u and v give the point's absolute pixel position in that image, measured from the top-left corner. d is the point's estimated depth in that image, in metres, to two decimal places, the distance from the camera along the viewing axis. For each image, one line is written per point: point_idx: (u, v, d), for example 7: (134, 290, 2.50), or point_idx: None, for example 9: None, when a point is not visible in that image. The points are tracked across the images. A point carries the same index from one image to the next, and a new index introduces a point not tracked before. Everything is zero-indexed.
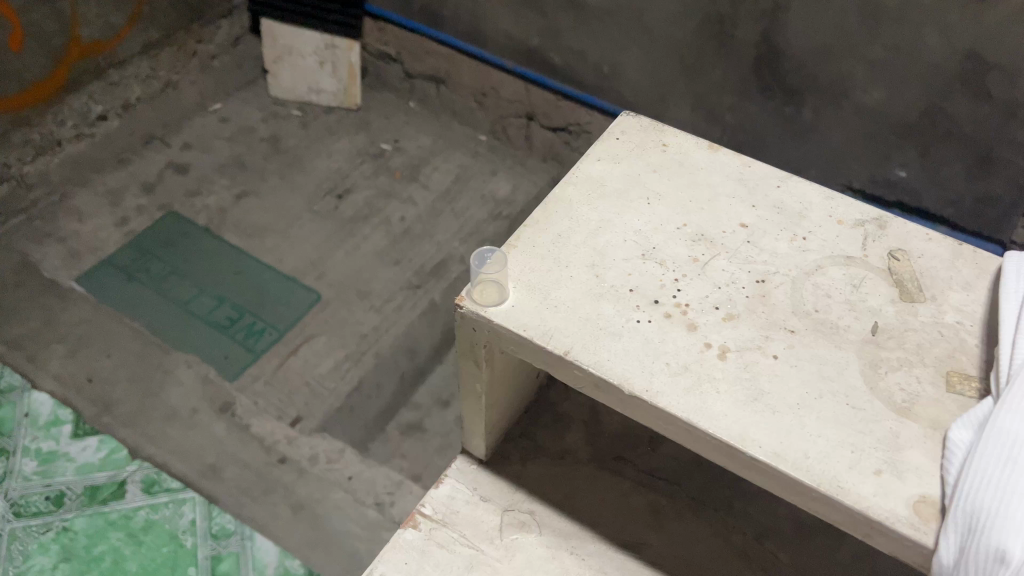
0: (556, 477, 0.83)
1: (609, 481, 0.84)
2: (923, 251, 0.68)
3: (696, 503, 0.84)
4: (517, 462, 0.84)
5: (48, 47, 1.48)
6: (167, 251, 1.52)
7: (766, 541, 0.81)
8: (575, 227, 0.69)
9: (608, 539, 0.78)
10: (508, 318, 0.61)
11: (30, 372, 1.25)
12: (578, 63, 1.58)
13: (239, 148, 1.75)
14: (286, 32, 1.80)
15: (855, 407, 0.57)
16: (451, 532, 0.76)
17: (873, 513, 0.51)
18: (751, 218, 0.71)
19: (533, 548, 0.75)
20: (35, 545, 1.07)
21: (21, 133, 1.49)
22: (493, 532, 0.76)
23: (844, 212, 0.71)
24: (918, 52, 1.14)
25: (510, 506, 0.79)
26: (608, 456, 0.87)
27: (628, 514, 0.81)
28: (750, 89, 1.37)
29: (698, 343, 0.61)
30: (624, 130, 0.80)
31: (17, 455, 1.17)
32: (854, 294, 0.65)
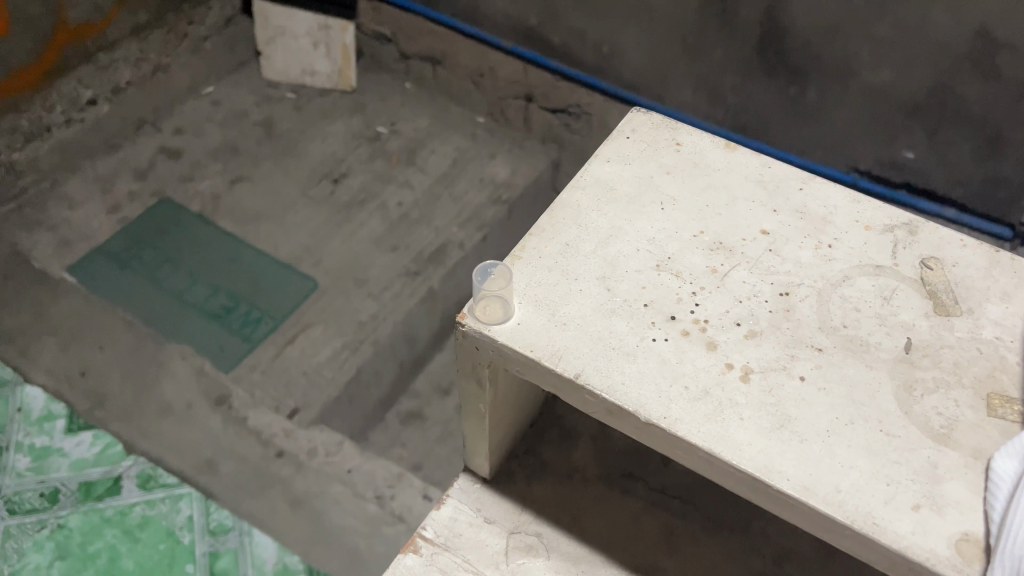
0: (564, 498, 0.81)
1: (619, 502, 0.82)
2: (957, 259, 0.66)
3: (712, 523, 0.82)
4: (522, 481, 0.82)
5: (35, 31, 1.46)
6: (160, 239, 1.49)
7: (785, 563, 0.79)
8: (585, 235, 0.67)
9: (623, 564, 0.76)
10: (513, 337, 0.59)
11: (22, 365, 1.23)
12: (577, 42, 1.55)
13: (232, 132, 1.72)
14: (277, 13, 1.76)
15: (888, 433, 0.55)
16: (454, 558, 0.74)
17: (913, 553, 0.49)
18: (771, 224, 0.68)
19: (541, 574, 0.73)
20: (29, 544, 1.06)
21: (10, 119, 1.47)
22: (498, 557, 0.74)
23: (871, 217, 0.69)
24: (926, 30, 1.12)
25: (516, 528, 0.77)
26: (618, 473, 0.86)
27: (641, 537, 0.79)
28: (753, 68, 1.34)
29: (719, 364, 0.58)
30: (635, 127, 0.77)
31: (10, 451, 1.15)
32: (885, 307, 0.63)
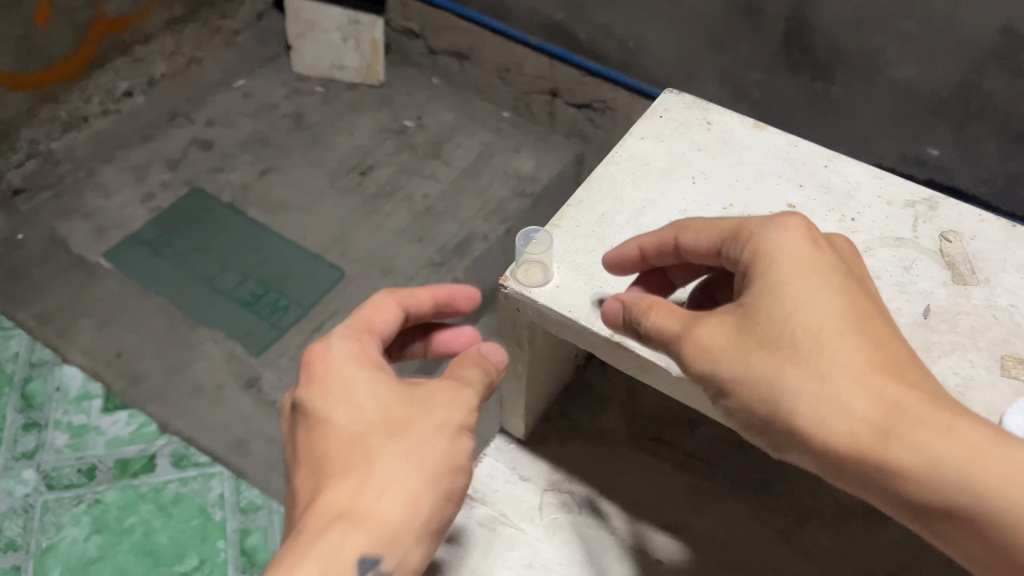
0: (593, 459, 0.84)
1: (645, 464, 0.84)
2: (975, 232, 0.68)
3: (737, 486, 0.83)
4: (554, 442, 0.86)
5: (74, 23, 1.48)
6: (192, 227, 1.53)
7: (808, 526, 0.79)
8: (619, 206, 0.69)
9: (651, 522, 0.78)
10: (552, 299, 0.62)
11: (60, 346, 1.27)
12: (603, 38, 1.56)
13: (262, 123, 1.75)
14: (310, 7, 1.80)
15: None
16: (490, 511, 0.78)
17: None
18: (797, 198, 0.70)
19: (575, 528, 0.77)
20: (67, 517, 1.09)
21: (49, 109, 1.51)
22: (532, 511, 0.78)
23: (893, 193, 0.71)
24: (952, 26, 1.12)
25: (550, 486, 0.81)
26: (646, 437, 0.88)
27: (668, 496, 0.81)
28: (778, 64, 1.35)
29: None
30: (668, 107, 0.79)
31: (49, 428, 1.18)
32: (906, 277, 0.64)
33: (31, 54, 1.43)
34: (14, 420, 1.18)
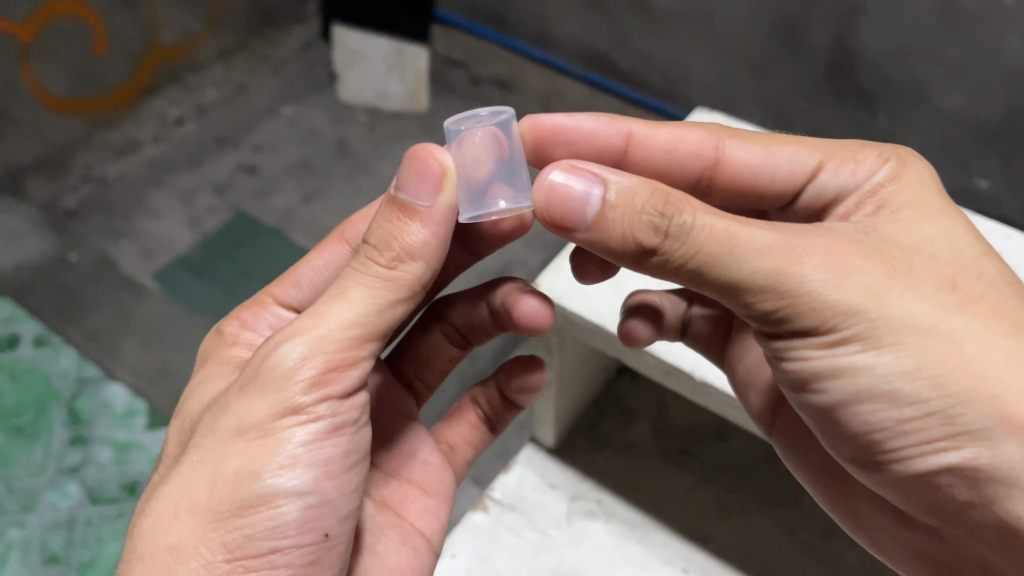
0: (624, 467, 0.99)
1: (673, 475, 0.99)
2: (998, 248, 0.80)
3: (759, 499, 0.97)
4: (585, 452, 1.00)
5: (130, 55, 1.57)
6: (237, 250, 1.55)
7: (829, 537, 0.94)
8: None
9: (679, 531, 0.93)
10: (583, 306, 0.75)
11: (108, 363, 1.30)
12: (645, 67, 1.57)
13: (307, 150, 1.76)
14: (355, 39, 1.84)
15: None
16: (520, 517, 0.94)
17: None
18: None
19: (598, 536, 0.92)
20: (109, 531, 1.11)
21: (103, 134, 1.63)
22: (561, 519, 0.93)
23: None
24: (999, 54, 1.11)
25: (577, 495, 0.96)
26: (674, 450, 1.02)
27: (696, 508, 0.96)
28: (822, 92, 1.35)
29: None
30: None
31: (94, 443, 1.20)
32: None
33: (90, 83, 1.53)
34: (61, 435, 1.21)
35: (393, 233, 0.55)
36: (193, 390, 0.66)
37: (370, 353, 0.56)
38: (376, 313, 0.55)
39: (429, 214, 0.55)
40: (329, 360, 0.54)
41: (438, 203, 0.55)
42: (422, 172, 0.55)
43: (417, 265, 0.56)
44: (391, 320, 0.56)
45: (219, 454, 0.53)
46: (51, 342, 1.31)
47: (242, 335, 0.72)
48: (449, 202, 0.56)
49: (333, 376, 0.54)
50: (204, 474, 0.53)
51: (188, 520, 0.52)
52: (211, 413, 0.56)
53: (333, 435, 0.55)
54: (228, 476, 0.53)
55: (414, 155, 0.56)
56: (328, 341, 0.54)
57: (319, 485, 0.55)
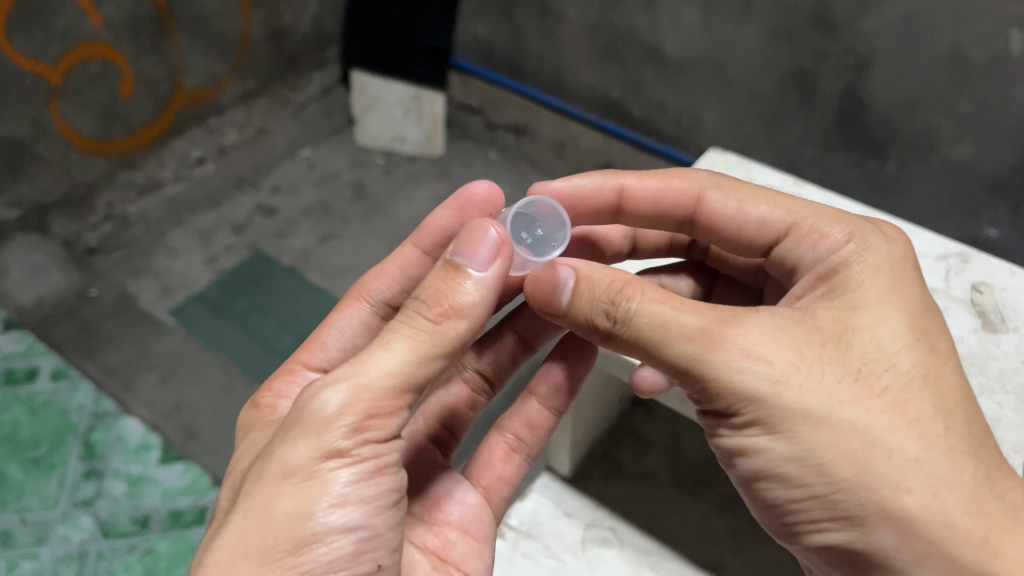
0: (636, 497, 0.94)
1: (688, 503, 0.94)
2: (1006, 285, 0.80)
3: None
4: (599, 481, 0.95)
5: (155, 95, 1.57)
6: (253, 288, 1.58)
7: None
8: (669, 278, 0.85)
9: (691, 559, 0.86)
10: None
11: (124, 398, 1.31)
12: (658, 115, 1.60)
13: (324, 192, 1.82)
14: (374, 84, 1.90)
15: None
16: (536, 543, 0.87)
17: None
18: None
19: (614, 563, 0.85)
20: (120, 564, 1.12)
21: (126, 174, 1.60)
22: (576, 545, 0.87)
23: (926, 247, 0.83)
24: (1009, 107, 1.13)
25: (592, 522, 0.90)
26: (688, 480, 0.98)
27: (710, 536, 0.90)
28: (832, 143, 1.37)
29: None
30: (712, 165, 0.92)
31: (107, 477, 1.21)
32: None
33: (114, 122, 1.52)
34: (76, 468, 1.22)
35: (445, 292, 0.58)
36: (241, 454, 0.65)
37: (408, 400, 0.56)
38: (417, 366, 0.56)
39: (479, 284, 0.58)
40: (370, 408, 0.54)
41: (489, 284, 0.59)
42: (482, 240, 0.59)
43: (459, 325, 0.57)
44: (427, 379, 0.57)
45: (264, 505, 0.52)
46: (69, 376, 1.33)
47: (278, 402, 0.71)
48: (499, 274, 0.59)
49: (374, 421, 0.55)
50: (256, 520, 0.52)
51: (243, 565, 0.51)
52: (258, 462, 0.56)
53: (375, 474, 0.55)
54: (280, 520, 0.52)
55: (475, 227, 0.59)
56: (370, 389, 0.54)
57: (369, 520, 0.55)
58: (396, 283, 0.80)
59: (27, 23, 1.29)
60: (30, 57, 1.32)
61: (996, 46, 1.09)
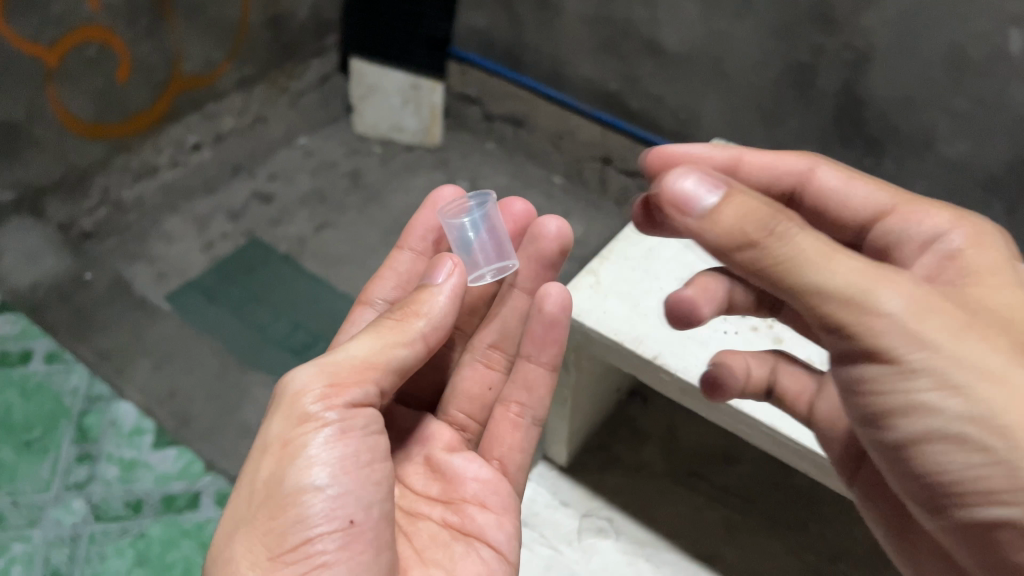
0: None
1: None
2: None
3: None
4: None
5: (153, 79, 1.56)
6: (247, 275, 1.58)
7: None
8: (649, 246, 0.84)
9: None
10: (600, 321, 0.82)
11: (117, 383, 1.31)
12: (656, 108, 1.60)
13: (321, 181, 1.82)
14: (371, 71, 1.89)
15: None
16: None
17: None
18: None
19: None
20: (112, 549, 1.11)
21: (122, 158, 1.59)
22: None
23: None
24: (1005, 105, 1.13)
25: None
26: None
27: None
28: (830, 139, 1.37)
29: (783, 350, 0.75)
30: None
31: (100, 461, 1.21)
32: None
33: (111, 106, 1.52)
34: (69, 452, 1.21)
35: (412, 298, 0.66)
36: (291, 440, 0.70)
37: (374, 382, 0.62)
38: (381, 349, 0.63)
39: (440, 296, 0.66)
40: (331, 378, 0.61)
41: (448, 296, 0.67)
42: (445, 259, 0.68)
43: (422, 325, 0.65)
44: (395, 360, 0.63)
45: (250, 480, 0.60)
46: (62, 359, 1.33)
47: None
48: (463, 279, 0.67)
49: (336, 390, 0.60)
50: (246, 492, 0.60)
51: (239, 529, 0.58)
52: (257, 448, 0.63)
53: (344, 438, 0.60)
54: (260, 486, 0.59)
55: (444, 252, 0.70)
56: (333, 364, 0.61)
57: (338, 479, 0.59)
58: (391, 281, 0.85)
59: (23, 5, 1.28)
60: (28, 41, 1.32)
61: (994, 44, 1.09)
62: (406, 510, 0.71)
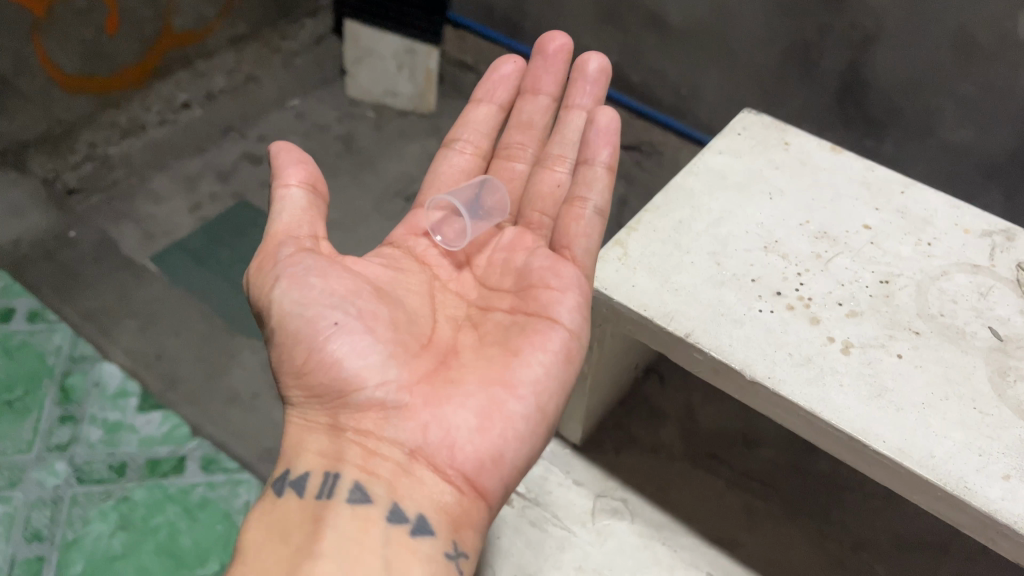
0: (650, 470, 0.94)
1: (703, 479, 0.94)
2: None
3: (786, 506, 0.93)
4: (611, 452, 0.96)
5: (142, 34, 1.52)
6: (236, 238, 1.54)
7: (862, 552, 0.89)
8: (696, 215, 0.77)
9: (703, 536, 0.88)
10: (631, 296, 0.70)
11: (102, 343, 1.29)
12: (656, 82, 1.58)
13: (312, 144, 1.78)
14: (367, 34, 1.84)
15: (984, 458, 0.59)
16: (544, 512, 0.90)
17: (1002, 516, 0.56)
18: (874, 221, 0.78)
19: (625, 536, 0.87)
20: (94, 512, 1.09)
21: (109, 114, 1.55)
22: (585, 516, 0.89)
23: (968, 222, 0.78)
24: (1010, 91, 1.12)
25: (602, 493, 0.91)
26: (702, 453, 0.97)
27: (722, 513, 0.91)
28: (831, 119, 1.36)
29: (822, 336, 0.67)
30: (747, 127, 0.88)
31: (83, 422, 1.19)
32: (979, 302, 0.71)
33: (99, 60, 1.47)
34: (51, 413, 1.19)
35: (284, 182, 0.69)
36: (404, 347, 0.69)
37: (290, 242, 0.65)
38: (282, 219, 0.66)
39: (285, 175, 0.67)
40: (264, 261, 0.65)
41: (299, 167, 0.67)
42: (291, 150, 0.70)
43: (297, 190, 0.67)
44: (292, 216, 0.66)
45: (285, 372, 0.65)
46: (44, 318, 1.30)
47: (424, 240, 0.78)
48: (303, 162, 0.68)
49: (270, 261, 0.64)
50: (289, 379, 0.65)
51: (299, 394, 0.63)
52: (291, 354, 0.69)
53: (297, 277, 0.63)
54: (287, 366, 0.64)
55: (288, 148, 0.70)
56: (263, 252, 0.66)
57: (312, 305, 0.62)
58: (479, 129, 0.85)
59: None
60: None
61: (1003, 29, 1.07)
62: (479, 310, 0.71)
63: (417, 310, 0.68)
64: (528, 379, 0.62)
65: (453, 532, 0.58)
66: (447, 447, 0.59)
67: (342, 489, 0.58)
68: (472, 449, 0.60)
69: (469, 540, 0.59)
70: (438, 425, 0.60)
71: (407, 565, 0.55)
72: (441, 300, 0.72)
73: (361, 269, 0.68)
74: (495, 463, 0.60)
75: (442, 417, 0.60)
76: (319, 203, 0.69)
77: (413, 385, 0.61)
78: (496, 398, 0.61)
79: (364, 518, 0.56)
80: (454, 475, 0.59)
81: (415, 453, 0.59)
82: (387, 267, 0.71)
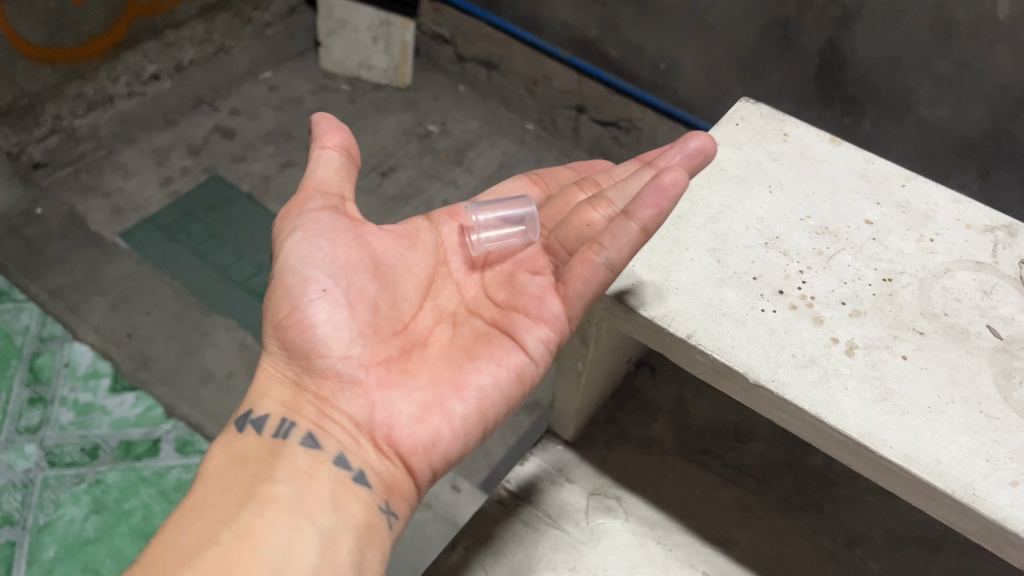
0: (642, 464, 0.83)
1: (697, 473, 0.83)
2: None
3: (784, 502, 0.81)
4: (602, 447, 0.84)
5: (108, 3, 1.47)
6: (208, 213, 1.51)
7: (856, 547, 0.78)
8: (695, 209, 0.67)
9: (697, 533, 0.76)
10: (627, 294, 0.60)
11: (71, 323, 1.27)
12: (635, 57, 1.56)
13: (285, 117, 1.75)
14: (343, 6, 1.80)
15: (991, 464, 0.52)
16: (536, 511, 0.77)
17: (1012, 525, 0.49)
18: (876, 215, 0.69)
19: (619, 534, 0.75)
20: (67, 495, 1.08)
21: (76, 86, 1.50)
22: (579, 515, 0.76)
23: (972, 216, 0.69)
24: (988, 70, 1.11)
25: (596, 490, 0.79)
26: (695, 448, 0.86)
27: (717, 508, 0.79)
28: (810, 97, 1.35)
29: (826, 336, 0.59)
30: (744, 116, 0.78)
31: (54, 405, 1.17)
32: (984, 300, 0.62)
33: (63, 29, 1.42)
34: (20, 395, 1.17)
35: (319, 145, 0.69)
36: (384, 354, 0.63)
37: (318, 197, 0.65)
38: (313, 176, 0.67)
39: (326, 136, 0.68)
40: (287, 213, 0.66)
41: (337, 133, 0.68)
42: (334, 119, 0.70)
43: (333, 153, 0.67)
44: (325, 177, 0.67)
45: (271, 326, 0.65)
46: (11, 297, 1.28)
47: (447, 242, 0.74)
48: (340, 133, 0.68)
49: (294, 211, 0.65)
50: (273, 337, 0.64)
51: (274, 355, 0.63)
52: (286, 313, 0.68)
53: (309, 232, 0.63)
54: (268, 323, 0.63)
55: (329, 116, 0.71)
56: (290, 205, 0.66)
57: (315, 261, 0.62)
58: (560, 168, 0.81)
59: None
60: None
61: (983, 8, 1.06)
62: (467, 311, 0.69)
63: (403, 293, 0.67)
64: (477, 385, 0.61)
65: (388, 494, 0.58)
66: (388, 425, 0.59)
67: (295, 436, 0.58)
68: (408, 433, 0.59)
69: (401, 506, 0.59)
70: (385, 407, 0.59)
71: (348, 504, 0.55)
72: (437, 286, 0.71)
73: (377, 240, 0.67)
74: (430, 451, 0.59)
75: (388, 400, 0.60)
76: (353, 171, 0.69)
77: (372, 365, 0.61)
78: (440, 395, 0.60)
79: (314, 460, 0.56)
80: (391, 452, 0.59)
81: (362, 429, 0.59)
82: (398, 239, 0.69)
